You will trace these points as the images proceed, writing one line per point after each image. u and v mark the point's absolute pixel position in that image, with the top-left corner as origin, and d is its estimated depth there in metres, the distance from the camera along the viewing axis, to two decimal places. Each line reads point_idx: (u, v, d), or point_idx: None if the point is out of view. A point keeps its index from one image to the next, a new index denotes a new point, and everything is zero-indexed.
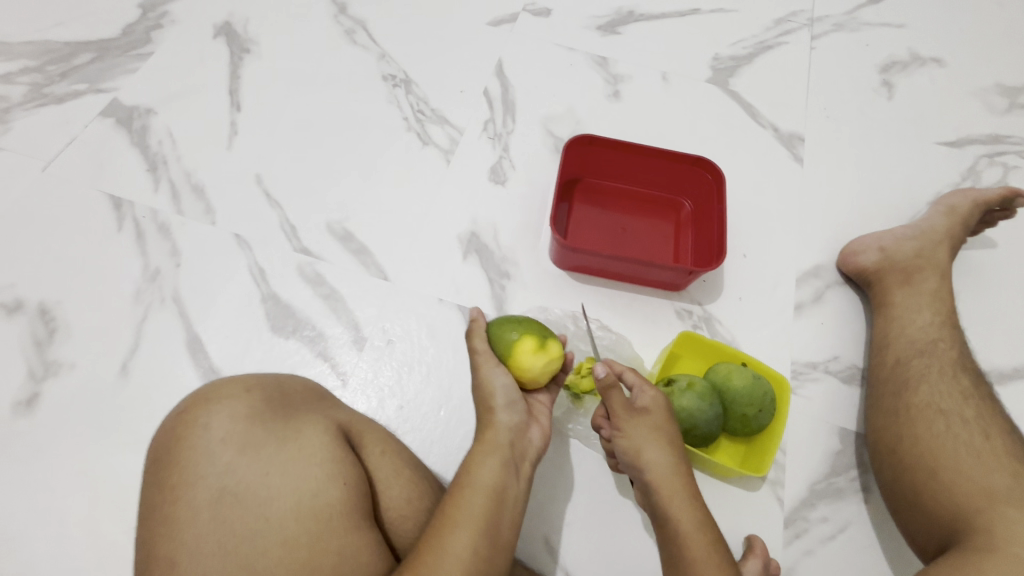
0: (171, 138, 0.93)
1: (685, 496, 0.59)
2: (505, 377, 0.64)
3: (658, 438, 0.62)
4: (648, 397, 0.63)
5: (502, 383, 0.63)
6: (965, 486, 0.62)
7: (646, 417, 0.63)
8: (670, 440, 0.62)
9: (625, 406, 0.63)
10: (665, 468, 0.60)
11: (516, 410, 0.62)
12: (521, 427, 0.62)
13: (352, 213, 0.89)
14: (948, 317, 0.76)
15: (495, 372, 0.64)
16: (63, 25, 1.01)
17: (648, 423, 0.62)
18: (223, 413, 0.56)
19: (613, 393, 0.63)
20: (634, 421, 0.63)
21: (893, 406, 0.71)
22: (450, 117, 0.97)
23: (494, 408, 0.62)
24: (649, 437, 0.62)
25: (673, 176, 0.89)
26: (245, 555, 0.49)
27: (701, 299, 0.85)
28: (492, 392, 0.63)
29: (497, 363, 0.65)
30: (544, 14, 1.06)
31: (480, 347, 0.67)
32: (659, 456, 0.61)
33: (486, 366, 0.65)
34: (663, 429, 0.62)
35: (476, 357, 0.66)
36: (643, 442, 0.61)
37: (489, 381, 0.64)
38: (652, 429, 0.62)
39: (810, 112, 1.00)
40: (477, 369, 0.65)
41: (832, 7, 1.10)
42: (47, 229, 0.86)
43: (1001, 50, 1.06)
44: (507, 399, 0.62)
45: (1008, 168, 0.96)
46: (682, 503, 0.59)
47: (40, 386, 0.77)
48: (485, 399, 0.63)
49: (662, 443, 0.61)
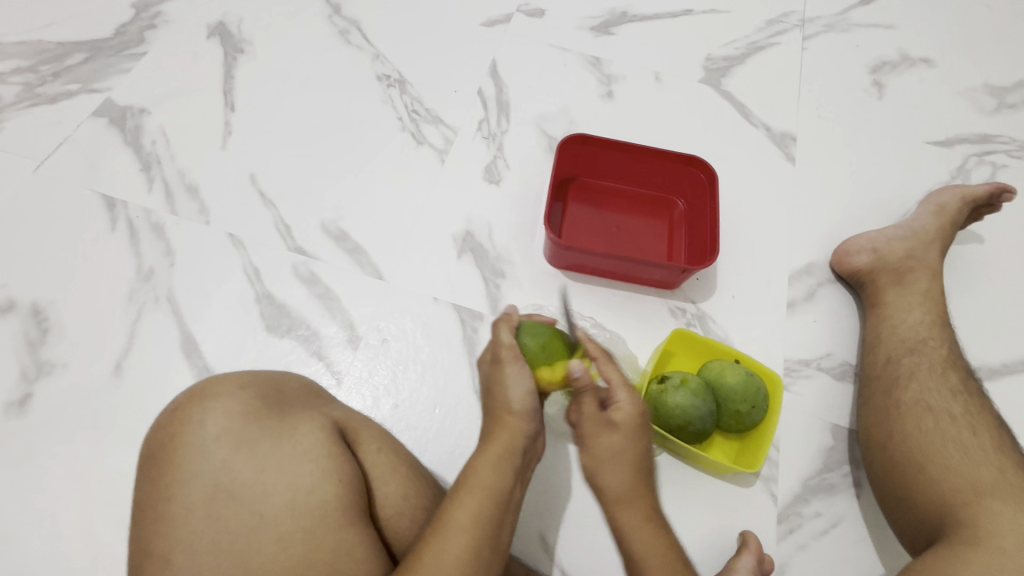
0: (165, 138, 0.93)
1: (640, 519, 0.59)
2: (529, 384, 0.63)
3: (618, 456, 0.61)
4: (618, 411, 0.62)
5: (524, 391, 0.62)
6: (952, 481, 0.63)
7: (613, 434, 0.62)
8: (634, 459, 0.61)
9: (592, 415, 0.63)
10: (619, 486, 0.61)
11: (534, 420, 0.62)
12: (534, 435, 0.62)
13: (346, 213, 0.89)
14: (937, 316, 0.77)
15: (518, 376, 0.63)
16: (55, 25, 1.01)
17: (611, 440, 0.62)
18: (217, 410, 0.56)
19: (584, 399, 0.63)
20: (599, 434, 0.62)
21: (884, 404, 0.72)
22: (444, 117, 0.97)
23: (512, 411, 0.61)
24: (609, 454, 0.61)
25: (666, 175, 0.90)
26: (240, 553, 0.50)
27: (695, 297, 0.86)
28: (511, 396, 0.62)
29: (523, 364, 0.64)
30: (538, 15, 1.06)
31: (507, 340, 0.66)
32: (616, 473, 0.61)
33: (510, 369, 0.64)
34: (628, 449, 0.61)
35: (501, 350, 0.65)
36: (602, 457, 0.62)
37: (510, 385, 0.63)
38: (616, 448, 0.61)
39: (802, 112, 1.01)
40: (500, 368, 0.64)
41: (823, 8, 1.11)
42: (38, 230, 0.86)
43: (988, 51, 1.07)
44: (527, 406, 0.62)
45: (996, 167, 0.97)
46: (636, 522, 0.59)
47: (32, 387, 0.76)
48: (505, 401, 0.62)
49: (622, 460, 0.61)
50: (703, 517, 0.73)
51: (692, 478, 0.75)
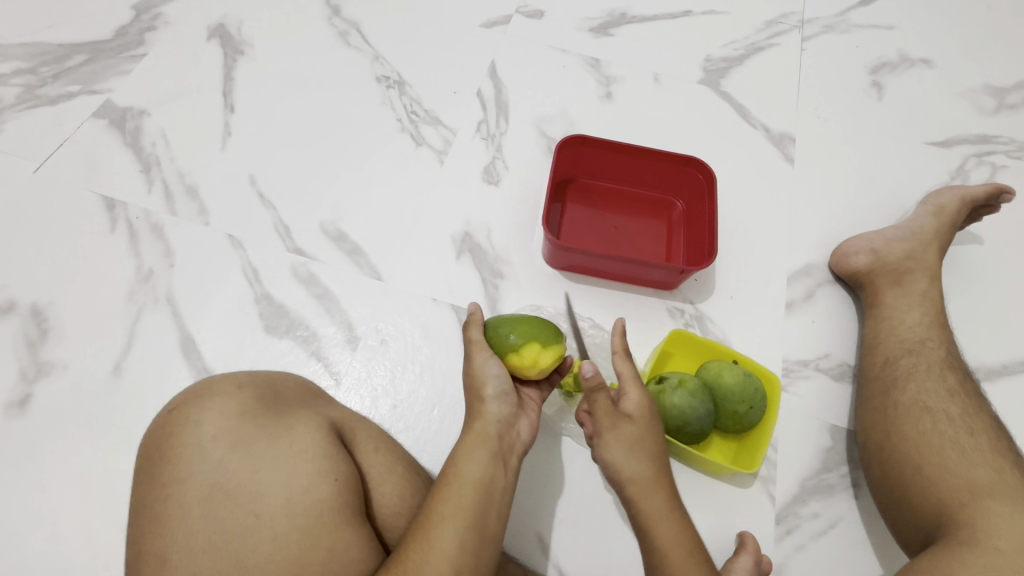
0: (164, 139, 0.93)
1: (662, 506, 0.58)
2: (498, 366, 0.63)
3: (640, 445, 0.60)
4: (632, 402, 0.62)
5: (494, 372, 0.63)
6: (950, 482, 0.63)
7: (630, 424, 0.61)
8: (652, 449, 0.61)
9: (606, 410, 0.62)
10: (643, 478, 0.59)
11: (505, 401, 0.62)
12: (509, 419, 0.62)
13: (345, 214, 0.89)
14: (936, 317, 0.77)
15: (489, 361, 0.63)
16: (56, 27, 1.01)
17: (629, 431, 0.61)
18: (214, 410, 0.56)
19: (596, 395, 0.62)
20: (616, 427, 0.61)
21: (882, 405, 0.72)
22: (442, 118, 0.97)
23: (484, 398, 0.62)
24: (629, 445, 0.60)
25: (665, 176, 0.90)
26: (235, 552, 0.50)
27: (693, 297, 0.86)
28: (482, 382, 0.63)
29: (491, 353, 0.64)
30: (538, 16, 1.07)
31: (475, 336, 0.66)
32: (638, 463, 0.60)
33: (479, 356, 0.64)
34: (647, 437, 0.61)
35: (470, 346, 0.66)
36: (622, 448, 0.60)
37: (480, 371, 0.63)
38: (634, 437, 0.61)
39: (801, 113, 1.01)
40: (469, 359, 0.65)
41: (823, 9, 1.11)
42: (39, 231, 0.86)
43: (988, 51, 1.07)
44: (497, 388, 0.62)
45: (996, 168, 0.97)
46: (659, 511, 0.58)
47: (32, 387, 0.77)
48: (477, 388, 0.62)
49: (643, 449, 0.60)
50: (701, 517, 0.73)
51: (689, 478, 0.75)
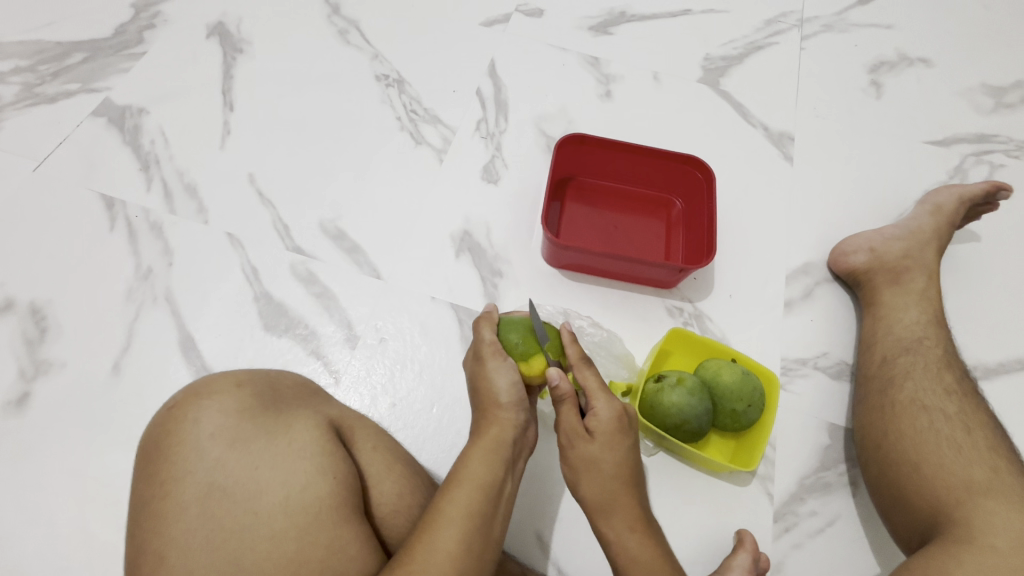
0: (164, 138, 0.93)
1: (624, 525, 0.57)
2: (512, 374, 0.63)
3: (597, 467, 0.59)
4: (595, 419, 0.59)
5: (505, 384, 0.62)
6: (946, 480, 0.63)
7: (589, 441, 0.60)
8: (614, 470, 0.59)
9: (570, 424, 0.61)
10: (601, 499, 0.58)
11: (523, 411, 0.62)
12: (525, 425, 0.62)
13: (344, 212, 0.90)
14: (933, 316, 0.77)
15: (502, 369, 0.63)
16: (55, 25, 1.01)
17: (588, 449, 0.59)
18: (213, 408, 0.56)
19: (563, 407, 0.61)
20: (576, 442, 0.60)
21: (879, 403, 0.72)
22: (442, 117, 0.97)
23: (501, 404, 0.61)
24: (587, 463, 0.59)
25: (663, 175, 0.90)
26: (232, 549, 0.50)
27: (691, 296, 0.86)
28: (497, 388, 0.62)
29: (505, 358, 0.64)
30: (537, 14, 1.07)
31: (487, 336, 0.65)
32: (597, 486, 0.59)
33: (494, 362, 0.63)
34: (605, 456, 0.59)
35: (480, 346, 0.65)
36: (582, 468, 0.60)
37: (495, 377, 0.62)
38: (592, 456, 0.59)
39: (800, 112, 1.01)
40: (481, 361, 0.64)
41: (822, 8, 1.11)
42: (38, 229, 0.86)
43: (986, 50, 1.07)
44: (516, 397, 0.62)
45: (994, 167, 0.97)
46: (620, 532, 0.57)
47: (30, 386, 0.77)
48: (492, 393, 0.62)
49: (602, 471, 0.59)
50: (699, 516, 0.73)
51: (687, 477, 0.75)
